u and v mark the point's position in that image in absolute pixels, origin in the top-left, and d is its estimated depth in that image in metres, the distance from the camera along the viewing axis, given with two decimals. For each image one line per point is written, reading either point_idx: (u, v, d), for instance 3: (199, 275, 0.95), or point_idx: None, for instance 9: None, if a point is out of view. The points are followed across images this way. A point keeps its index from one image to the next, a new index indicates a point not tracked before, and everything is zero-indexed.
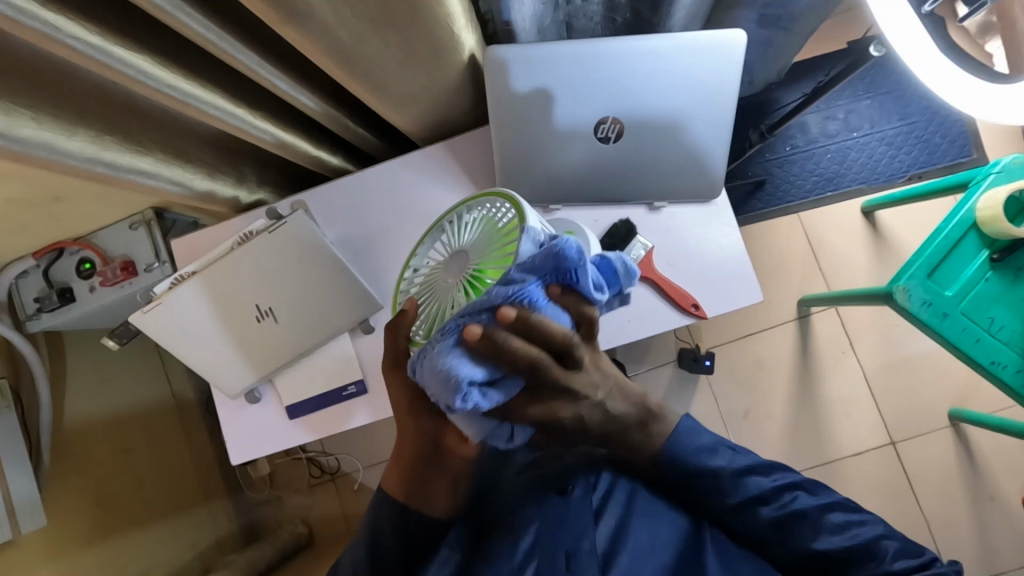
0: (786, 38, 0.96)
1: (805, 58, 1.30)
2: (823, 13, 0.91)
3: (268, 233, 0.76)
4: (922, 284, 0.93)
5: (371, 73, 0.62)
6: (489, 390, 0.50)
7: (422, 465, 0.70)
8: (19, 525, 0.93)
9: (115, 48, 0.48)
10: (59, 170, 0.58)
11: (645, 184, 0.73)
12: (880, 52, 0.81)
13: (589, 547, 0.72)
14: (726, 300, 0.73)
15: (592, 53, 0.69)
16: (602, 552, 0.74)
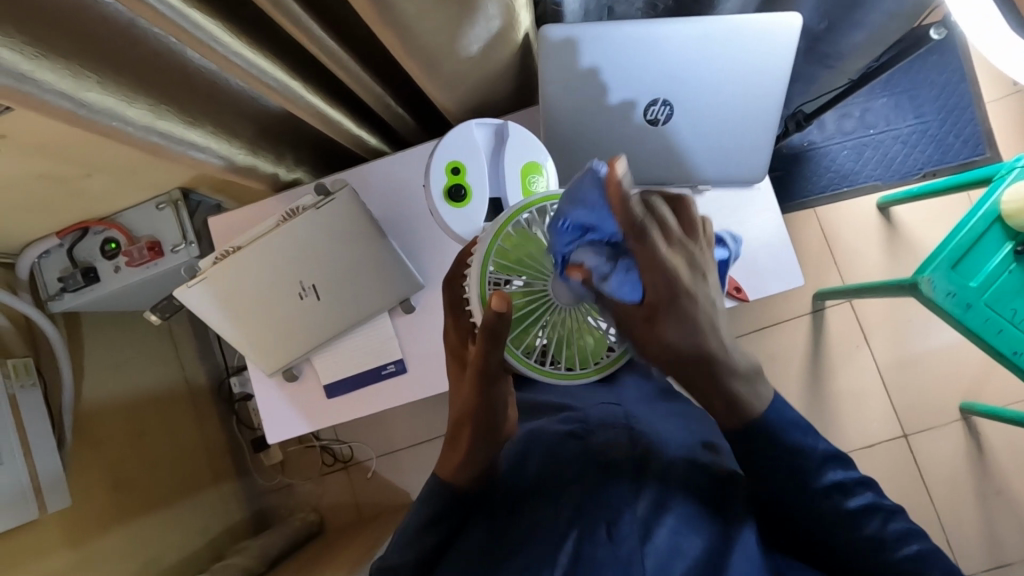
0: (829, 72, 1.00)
1: None
2: (870, 53, 0.97)
3: (316, 210, 0.75)
4: (946, 275, 0.96)
5: (428, 48, 0.62)
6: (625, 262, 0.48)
7: (477, 456, 0.62)
8: (46, 504, 0.92)
9: (190, 12, 0.48)
10: (116, 137, 0.58)
11: (688, 168, 0.74)
12: (939, 34, 0.81)
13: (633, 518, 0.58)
14: (768, 283, 0.75)
15: (646, 37, 0.68)
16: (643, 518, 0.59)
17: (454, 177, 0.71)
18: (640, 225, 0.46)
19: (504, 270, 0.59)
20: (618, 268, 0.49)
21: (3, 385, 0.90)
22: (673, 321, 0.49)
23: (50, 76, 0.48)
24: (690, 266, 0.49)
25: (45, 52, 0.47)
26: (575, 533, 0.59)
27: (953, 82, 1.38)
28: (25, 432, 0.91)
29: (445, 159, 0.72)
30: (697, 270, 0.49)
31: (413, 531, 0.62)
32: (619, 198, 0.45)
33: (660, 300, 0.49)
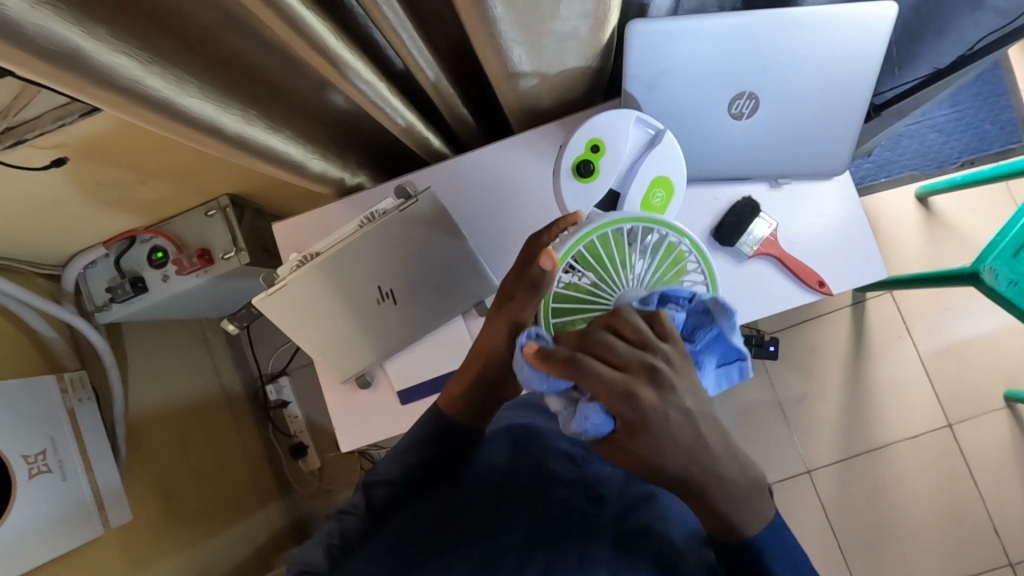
0: None
1: None
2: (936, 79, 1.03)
3: (397, 212, 0.74)
4: (1007, 264, 0.95)
5: (517, 49, 0.61)
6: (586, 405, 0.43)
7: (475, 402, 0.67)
8: (108, 519, 0.91)
9: (303, 13, 0.47)
10: (210, 145, 0.56)
11: (769, 161, 0.73)
12: None
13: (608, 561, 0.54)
14: (850, 276, 0.75)
15: (734, 27, 0.66)
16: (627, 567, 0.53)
17: (589, 151, 0.70)
18: (575, 358, 0.43)
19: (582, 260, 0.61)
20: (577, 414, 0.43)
21: (61, 399, 0.88)
22: (644, 449, 0.42)
23: (159, 83, 0.46)
24: (654, 384, 0.43)
25: (154, 58, 0.46)
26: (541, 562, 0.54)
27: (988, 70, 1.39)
28: (85, 447, 0.90)
29: (587, 134, 0.70)
30: (666, 389, 0.43)
31: (405, 450, 0.67)
32: (542, 356, 0.44)
33: (629, 421, 0.42)
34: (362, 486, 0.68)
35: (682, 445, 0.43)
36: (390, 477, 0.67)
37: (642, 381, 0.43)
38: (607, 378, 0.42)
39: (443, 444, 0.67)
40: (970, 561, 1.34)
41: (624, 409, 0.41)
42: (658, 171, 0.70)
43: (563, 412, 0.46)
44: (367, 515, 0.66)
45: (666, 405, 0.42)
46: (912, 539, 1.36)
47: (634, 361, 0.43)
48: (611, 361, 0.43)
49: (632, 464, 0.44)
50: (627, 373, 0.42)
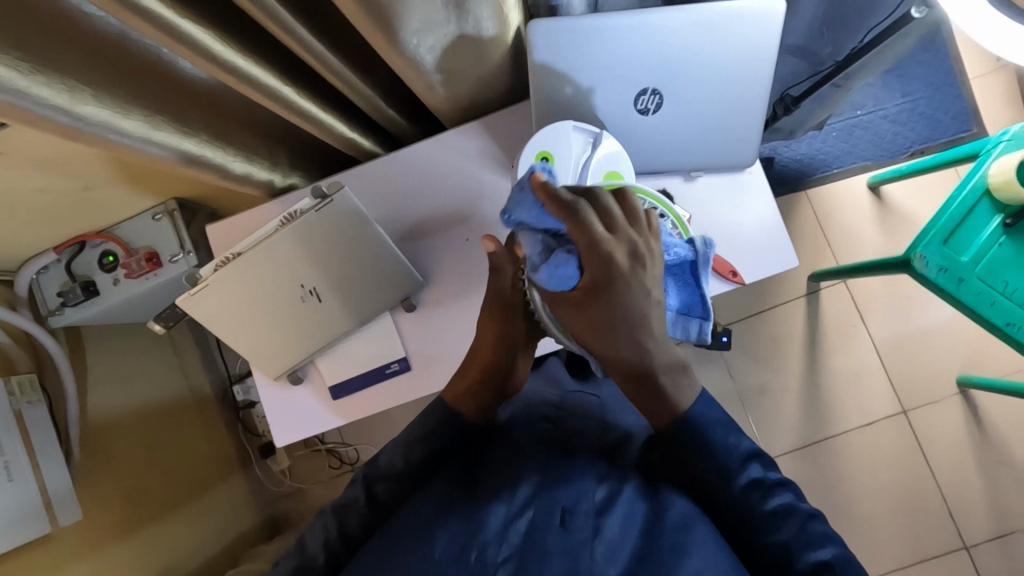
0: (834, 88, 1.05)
1: None
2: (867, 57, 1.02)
3: (314, 212, 0.75)
4: (937, 251, 0.97)
5: (419, 52, 0.62)
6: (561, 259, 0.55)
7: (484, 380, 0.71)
8: (57, 518, 0.93)
9: (180, 21, 0.48)
10: (115, 149, 0.58)
11: (679, 156, 0.76)
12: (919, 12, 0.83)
13: (589, 507, 0.57)
14: (764, 266, 0.77)
15: (637, 25, 0.68)
16: (599, 505, 0.58)
17: (540, 164, 0.71)
18: (573, 204, 0.52)
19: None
20: (551, 260, 0.55)
21: (7, 402, 0.90)
22: (609, 304, 0.54)
23: (47, 91, 0.48)
24: (631, 256, 0.54)
25: (40, 67, 0.47)
26: (530, 514, 0.57)
27: (938, 59, 1.39)
28: (32, 447, 0.92)
29: (535, 147, 0.71)
30: (637, 261, 0.55)
31: (409, 441, 0.67)
32: (548, 193, 0.53)
33: (596, 281, 0.53)
34: (362, 480, 0.66)
35: (636, 319, 0.55)
36: (393, 470, 0.66)
37: (622, 247, 0.54)
38: (600, 236, 0.52)
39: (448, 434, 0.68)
40: (929, 545, 1.35)
41: (601, 268, 0.53)
42: (609, 166, 0.71)
43: (537, 256, 0.57)
44: (367, 508, 0.64)
45: (635, 270, 0.54)
46: (872, 524, 1.37)
47: (619, 233, 0.54)
48: (605, 224, 0.53)
49: (585, 325, 0.57)
50: (613, 237, 0.53)
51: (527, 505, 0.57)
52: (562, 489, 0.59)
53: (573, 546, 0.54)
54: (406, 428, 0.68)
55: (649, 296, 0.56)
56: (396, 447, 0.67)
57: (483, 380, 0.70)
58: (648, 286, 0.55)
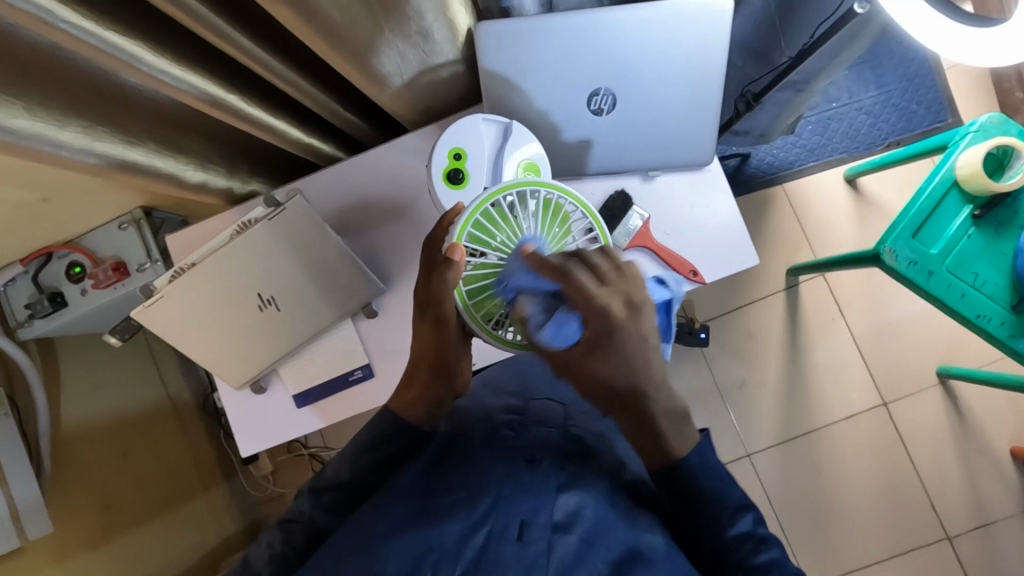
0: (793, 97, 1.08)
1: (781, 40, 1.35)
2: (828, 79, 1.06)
3: (267, 221, 0.74)
4: (907, 244, 0.97)
5: (364, 57, 0.62)
6: (564, 326, 0.57)
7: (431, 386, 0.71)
8: (27, 532, 0.93)
9: (107, 33, 0.47)
10: (55, 162, 0.57)
11: (636, 155, 0.75)
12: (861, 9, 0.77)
13: (547, 520, 0.58)
14: (725, 265, 0.76)
15: (584, 23, 0.68)
16: (558, 520, 0.58)
17: (454, 160, 0.71)
18: (564, 269, 0.54)
19: (478, 243, 0.67)
20: (552, 318, 0.57)
21: None
22: (605, 354, 0.57)
23: None
24: (624, 303, 0.55)
25: None
26: (487, 528, 0.56)
27: (912, 49, 1.38)
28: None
29: (446, 145, 0.71)
30: (635, 310, 0.56)
31: (356, 454, 0.68)
32: (539, 265, 0.56)
33: (596, 335, 0.56)
34: (309, 491, 0.68)
35: (634, 355, 0.58)
36: (338, 481, 0.68)
37: (616, 297, 0.55)
38: (592, 288, 0.53)
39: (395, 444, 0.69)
40: (911, 537, 1.36)
41: (599, 324, 0.55)
42: (526, 157, 0.71)
43: (538, 315, 0.58)
44: (315, 518, 0.66)
45: (629, 319, 0.55)
46: (855, 517, 1.37)
47: (611, 285, 0.55)
48: (599, 279, 0.54)
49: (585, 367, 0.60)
50: (607, 290, 0.54)
51: (482, 521, 0.56)
52: (519, 499, 0.59)
53: (529, 558, 0.54)
54: (355, 438, 0.70)
55: (645, 342, 0.58)
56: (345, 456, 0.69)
57: (428, 384, 0.71)
58: (643, 334, 0.57)
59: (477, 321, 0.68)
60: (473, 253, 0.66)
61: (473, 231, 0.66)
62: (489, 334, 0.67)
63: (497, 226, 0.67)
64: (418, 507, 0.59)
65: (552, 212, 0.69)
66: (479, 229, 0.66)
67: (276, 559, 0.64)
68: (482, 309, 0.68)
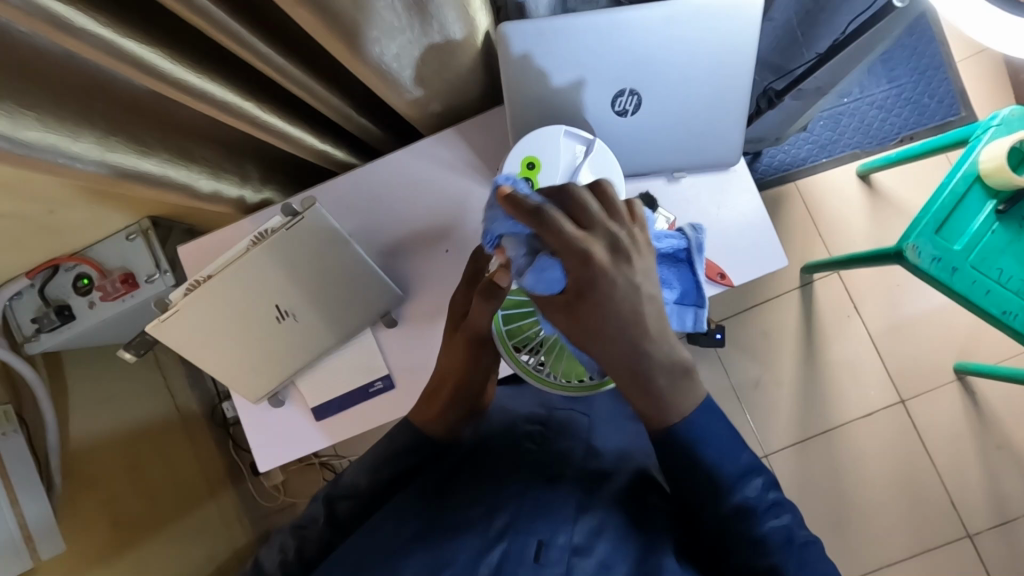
0: (795, 104, 1.10)
1: None
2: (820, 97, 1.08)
3: (285, 231, 0.72)
4: (930, 240, 0.95)
5: (384, 62, 0.60)
6: (547, 265, 0.49)
7: (456, 404, 0.69)
8: (39, 551, 0.91)
9: (124, 41, 0.45)
10: (67, 176, 0.55)
11: (663, 156, 0.76)
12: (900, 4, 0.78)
13: (566, 541, 0.57)
14: (752, 264, 0.77)
15: (605, 24, 0.67)
16: (577, 543, 0.58)
17: (528, 169, 0.70)
18: (540, 210, 0.46)
19: (523, 267, 0.70)
20: (534, 265, 0.50)
21: None
22: (594, 308, 0.49)
23: None
24: (612, 250, 0.49)
25: None
26: (503, 546, 0.56)
27: (922, 42, 1.37)
28: (10, 481, 0.90)
29: (522, 152, 0.70)
30: (620, 255, 0.49)
31: (374, 463, 0.66)
32: (514, 204, 0.46)
33: (580, 287, 0.49)
34: (324, 499, 0.66)
35: (624, 302, 0.50)
36: (355, 490, 0.66)
37: (599, 242, 0.48)
38: (568, 234, 0.46)
39: (415, 457, 0.67)
40: (931, 536, 1.34)
41: (585, 270, 0.48)
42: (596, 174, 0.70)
43: (522, 258, 0.51)
44: (328, 528, 0.64)
45: (617, 268, 0.49)
46: (875, 517, 1.36)
47: (595, 228, 0.48)
48: (579, 221, 0.48)
49: (571, 319, 0.52)
50: (588, 235, 0.48)
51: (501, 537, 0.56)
52: (538, 518, 0.58)
53: None
54: (372, 449, 0.68)
55: (637, 290, 0.51)
56: (362, 466, 0.67)
57: (452, 402, 0.69)
58: (632, 280, 0.49)
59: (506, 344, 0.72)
60: (515, 276, 0.70)
61: None
62: (515, 360, 0.72)
63: None
64: (429, 520, 0.58)
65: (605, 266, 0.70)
66: None
67: (285, 566, 0.62)
68: (511, 334, 0.72)
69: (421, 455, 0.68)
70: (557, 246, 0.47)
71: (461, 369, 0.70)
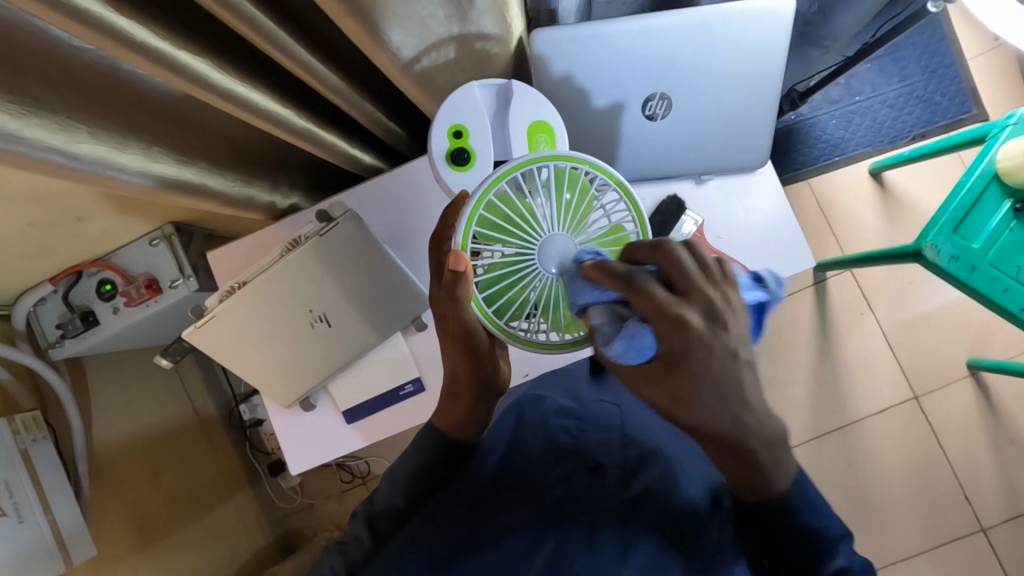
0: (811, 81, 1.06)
1: None
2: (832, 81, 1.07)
3: (319, 237, 0.74)
4: (948, 239, 0.96)
5: (420, 67, 0.60)
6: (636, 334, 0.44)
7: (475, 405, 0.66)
8: (72, 555, 0.92)
9: (180, 53, 0.45)
10: (113, 187, 0.55)
11: (694, 160, 0.78)
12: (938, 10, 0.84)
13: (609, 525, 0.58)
14: (778, 264, 0.79)
15: (639, 30, 0.71)
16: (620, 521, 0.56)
17: (455, 141, 0.71)
18: (632, 275, 0.44)
19: (487, 236, 0.62)
20: (623, 332, 0.44)
21: (13, 441, 0.89)
22: (687, 375, 0.44)
23: (42, 132, 0.45)
24: (709, 316, 0.43)
25: (32, 108, 0.44)
26: (552, 540, 0.56)
27: (934, 40, 1.38)
28: (42, 486, 0.91)
29: (447, 124, 0.71)
30: (719, 323, 0.43)
31: (406, 472, 0.66)
32: (602, 272, 0.46)
33: (674, 355, 0.43)
34: (363, 519, 0.65)
35: (727, 375, 0.45)
36: (392, 508, 0.65)
37: (694, 309, 0.43)
38: (664, 299, 0.42)
39: (444, 467, 0.66)
40: (947, 530, 1.35)
41: (674, 336, 0.42)
42: (531, 118, 0.71)
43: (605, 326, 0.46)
44: (371, 545, 0.63)
45: (715, 337, 0.43)
46: (891, 512, 1.37)
47: (691, 294, 0.43)
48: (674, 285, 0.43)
49: (667, 398, 0.46)
50: (683, 300, 0.43)
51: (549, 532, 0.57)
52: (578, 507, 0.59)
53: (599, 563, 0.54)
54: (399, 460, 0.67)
55: (734, 359, 0.45)
56: (393, 476, 0.66)
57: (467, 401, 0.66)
58: (730, 349, 0.44)
59: (490, 318, 0.63)
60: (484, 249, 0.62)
61: (483, 217, 0.61)
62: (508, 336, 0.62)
63: (510, 210, 0.61)
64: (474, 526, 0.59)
65: (584, 197, 0.62)
66: (487, 220, 0.61)
67: None
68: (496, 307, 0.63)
69: (446, 458, 0.66)
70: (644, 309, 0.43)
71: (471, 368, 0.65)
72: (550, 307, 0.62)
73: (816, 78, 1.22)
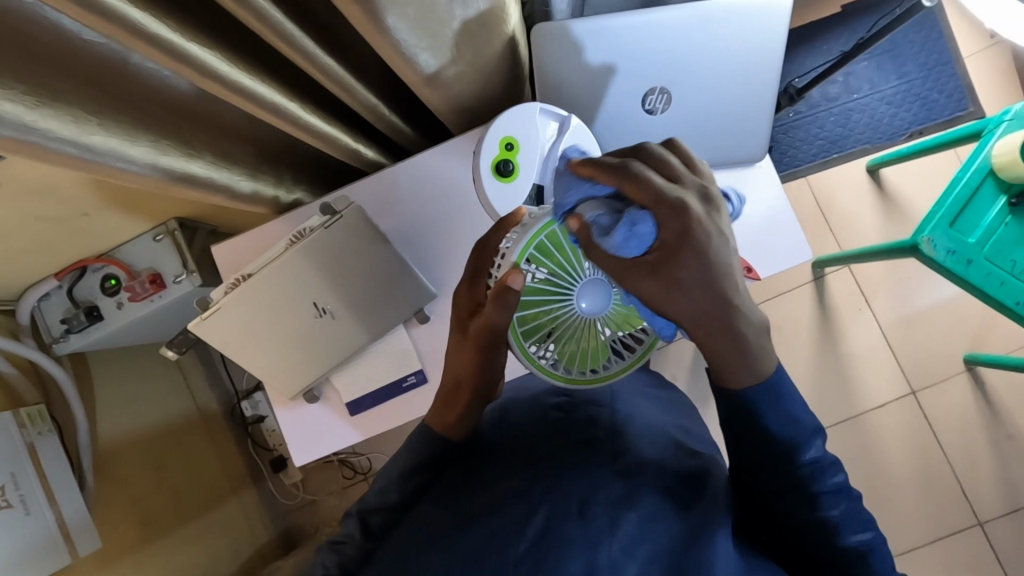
0: None
1: (822, 16, 1.27)
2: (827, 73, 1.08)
3: (324, 229, 0.75)
4: (945, 234, 0.97)
5: (424, 58, 0.61)
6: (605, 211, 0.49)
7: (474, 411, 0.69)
8: (77, 548, 0.93)
9: (191, 44, 0.46)
10: (122, 177, 0.56)
11: (694, 152, 0.79)
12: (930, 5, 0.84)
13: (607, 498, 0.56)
14: (778, 255, 0.80)
15: (640, 23, 0.72)
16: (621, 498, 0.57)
17: (505, 150, 0.75)
18: (624, 167, 0.48)
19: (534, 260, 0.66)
20: (622, 220, 0.46)
21: (18, 433, 0.89)
22: (687, 260, 0.46)
23: (53, 122, 0.45)
24: (704, 200, 0.47)
25: (46, 100, 0.45)
26: (545, 511, 0.55)
27: (932, 38, 1.39)
28: (47, 480, 0.92)
29: (501, 132, 0.75)
30: (711, 205, 0.47)
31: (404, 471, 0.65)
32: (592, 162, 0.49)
33: (669, 241, 0.46)
34: (357, 516, 0.64)
35: (718, 261, 0.47)
36: (387, 504, 0.63)
37: (691, 195, 0.47)
38: (655, 186, 0.46)
39: (441, 461, 0.66)
40: (944, 525, 1.36)
41: (668, 213, 0.46)
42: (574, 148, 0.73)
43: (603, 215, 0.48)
44: (366, 542, 0.61)
45: (710, 219, 0.46)
46: (888, 506, 1.38)
47: (683, 181, 0.48)
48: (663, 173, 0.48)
49: (660, 287, 0.48)
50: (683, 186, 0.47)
51: (539, 503, 0.56)
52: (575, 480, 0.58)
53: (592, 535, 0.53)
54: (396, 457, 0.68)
55: (727, 245, 0.47)
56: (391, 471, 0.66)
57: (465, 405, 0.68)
58: (724, 236, 0.47)
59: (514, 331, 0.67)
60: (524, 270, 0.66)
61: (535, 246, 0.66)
62: (527, 356, 0.66)
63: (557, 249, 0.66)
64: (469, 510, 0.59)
65: None
66: (538, 249, 0.66)
67: None
68: (523, 325, 0.68)
69: (444, 451, 0.67)
70: (648, 199, 0.46)
71: (474, 374, 0.68)
72: (569, 340, 0.68)
73: (814, 73, 1.22)
